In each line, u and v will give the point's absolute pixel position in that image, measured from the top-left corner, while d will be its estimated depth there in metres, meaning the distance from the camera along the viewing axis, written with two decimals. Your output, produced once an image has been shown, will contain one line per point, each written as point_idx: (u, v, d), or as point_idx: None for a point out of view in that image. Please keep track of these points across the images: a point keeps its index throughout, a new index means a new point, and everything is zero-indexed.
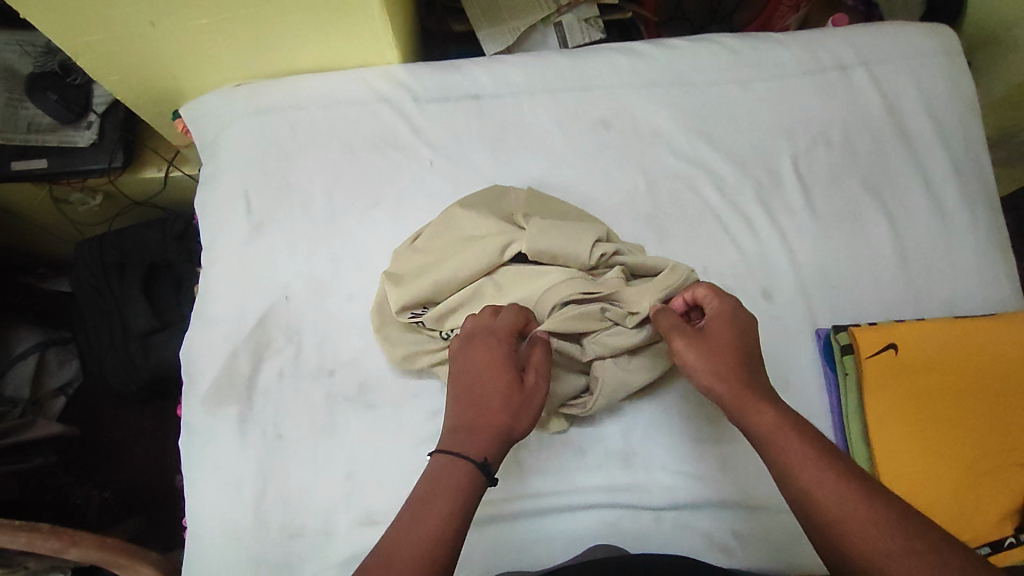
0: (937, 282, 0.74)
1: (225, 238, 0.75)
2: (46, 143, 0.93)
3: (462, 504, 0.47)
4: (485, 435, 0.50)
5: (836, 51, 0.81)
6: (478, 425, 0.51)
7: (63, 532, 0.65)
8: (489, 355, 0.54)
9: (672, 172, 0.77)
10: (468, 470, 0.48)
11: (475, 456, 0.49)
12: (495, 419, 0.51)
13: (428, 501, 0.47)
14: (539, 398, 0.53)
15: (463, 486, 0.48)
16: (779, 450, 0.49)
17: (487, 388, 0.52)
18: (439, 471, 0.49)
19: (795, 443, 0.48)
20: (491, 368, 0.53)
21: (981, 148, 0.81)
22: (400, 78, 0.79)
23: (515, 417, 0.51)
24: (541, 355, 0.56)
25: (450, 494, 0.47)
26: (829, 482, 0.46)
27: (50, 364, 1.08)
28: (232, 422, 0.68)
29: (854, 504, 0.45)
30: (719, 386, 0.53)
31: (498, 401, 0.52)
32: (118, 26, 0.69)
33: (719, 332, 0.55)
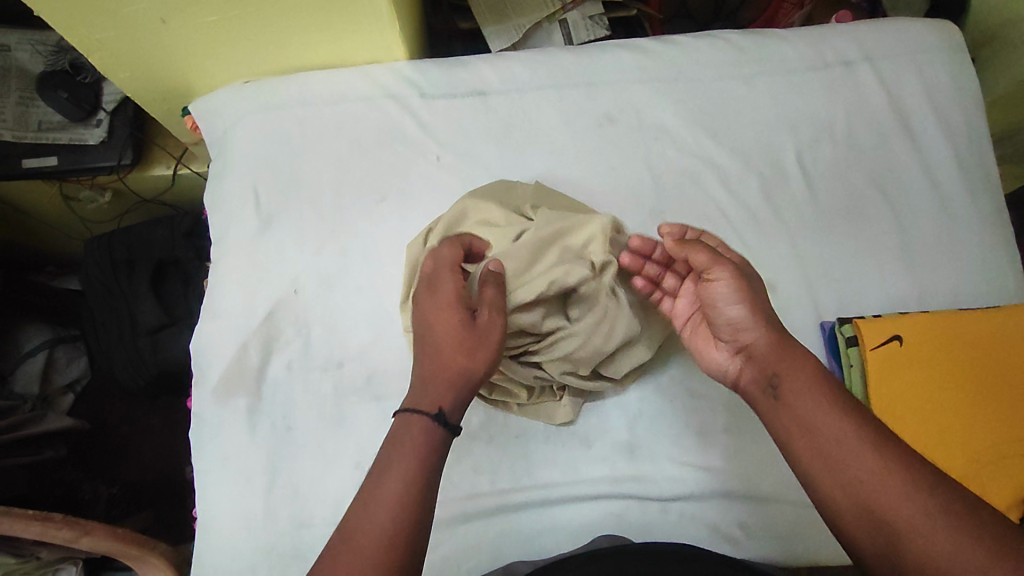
0: (942, 275, 0.75)
1: (235, 232, 0.76)
2: (56, 141, 0.94)
3: (427, 454, 0.50)
4: (441, 383, 0.52)
5: (840, 46, 0.82)
6: (435, 375, 0.53)
7: (75, 522, 0.66)
8: (438, 304, 0.57)
9: (677, 167, 0.77)
10: (425, 423, 0.51)
11: (430, 408, 0.51)
12: (448, 365, 0.53)
13: (391, 458, 0.49)
14: (494, 333, 0.55)
15: (424, 438, 0.50)
16: (795, 396, 0.52)
17: (439, 338, 0.55)
18: (399, 428, 0.51)
19: (806, 390, 0.52)
20: (442, 317, 0.56)
21: (986, 141, 0.81)
22: (407, 74, 0.80)
23: (467, 358, 0.54)
24: (493, 292, 0.58)
25: (413, 449, 0.49)
26: (835, 426, 0.50)
27: (59, 362, 1.09)
28: (242, 414, 0.69)
29: (844, 451, 0.49)
30: (754, 333, 0.57)
31: (450, 347, 0.54)
32: (130, 24, 0.70)
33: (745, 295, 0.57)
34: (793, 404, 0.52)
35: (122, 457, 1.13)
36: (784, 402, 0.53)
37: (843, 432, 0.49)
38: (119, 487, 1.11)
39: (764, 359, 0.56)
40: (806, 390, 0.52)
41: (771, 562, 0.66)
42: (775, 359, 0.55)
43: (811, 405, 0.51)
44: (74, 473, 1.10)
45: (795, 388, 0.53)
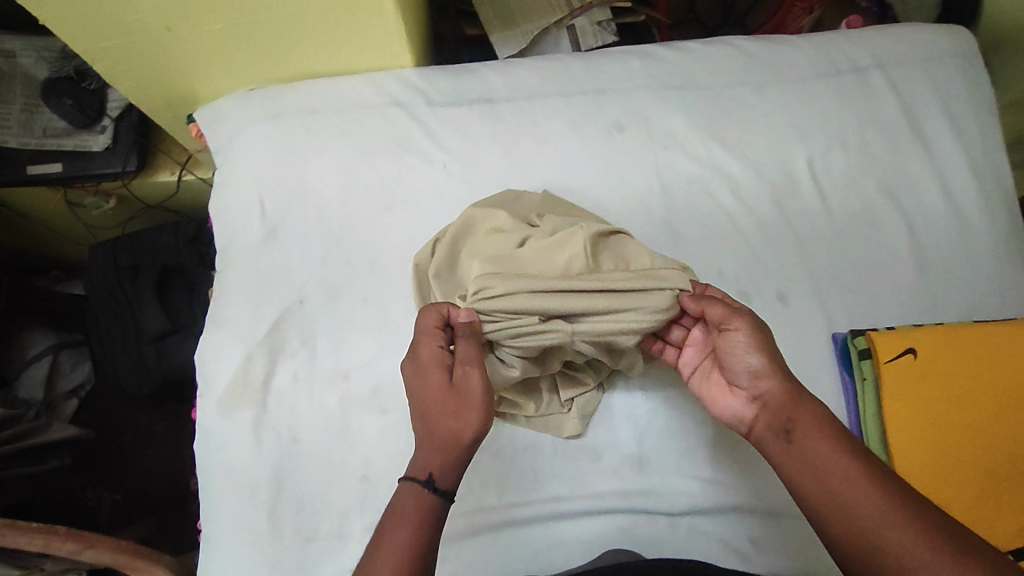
0: (956, 285, 0.74)
1: (240, 242, 0.75)
2: (61, 147, 0.93)
3: (423, 524, 0.50)
4: (430, 449, 0.53)
5: (852, 53, 0.81)
6: (425, 441, 0.54)
7: (79, 534, 0.65)
8: (418, 368, 0.57)
9: (687, 176, 0.76)
10: (418, 492, 0.51)
11: (420, 474, 0.52)
12: (435, 434, 0.53)
13: (380, 529, 0.50)
14: (474, 389, 0.54)
15: (414, 506, 0.51)
16: (814, 433, 0.51)
17: (423, 406, 0.55)
18: (395, 500, 0.52)
19: (833, 448, 0.50)
20: (425, 383, 0.56)
21: (1000, 149, 0.80)
22: (414, 82, 0.79)
23: (451, 423, 0.53)
24: (468, 347, 0.56)
25: (400, 519, 0.50)
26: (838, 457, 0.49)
27: (63, 366, 1.08)
28: (247, 426, 0.68)
29: (858, 487, 0.47)
30: (771, 379, 0.54)
31: (437, 414, 0.54)
32: (134, 31, 0.69)
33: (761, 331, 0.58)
34: (826, 471, 0.49)
35: (125, 463, 1.13)
36: (817, 463, 0.50)
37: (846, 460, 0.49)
38: (122, 494, 1.10)
39: (780, 405, 0.53)
40: (824, 423, 0.51)
41: None
42: (790, 406, 0.53)
43: (826, 441, 0.50)
44: (78, 479, 1.10)
45: (826, 457, 0.49)
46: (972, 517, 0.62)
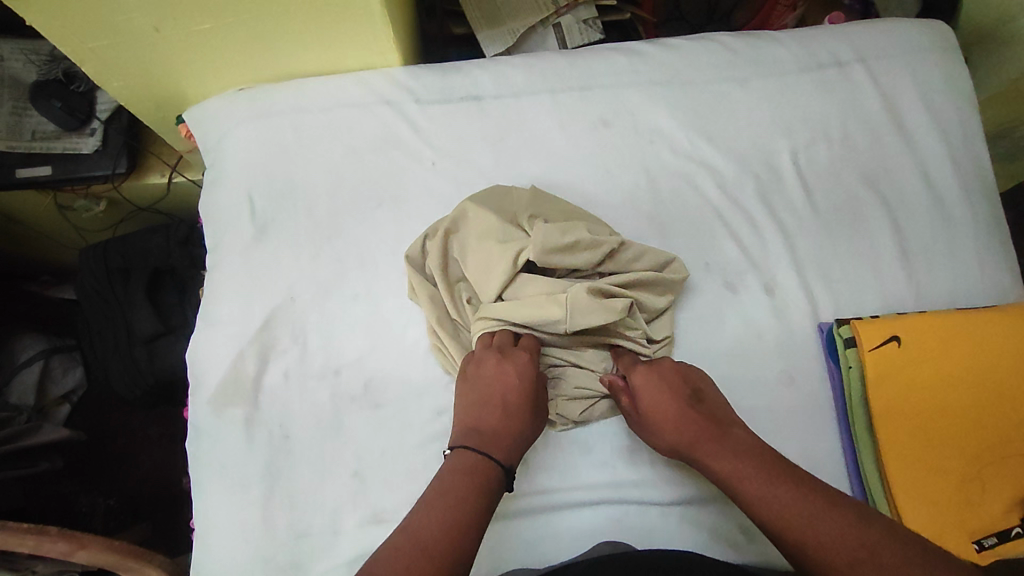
0: (938, 274, 0.75)
1: (229, 241, 0.75)
2: (49, 150, 0.93)
3: (491, 500, 0.54)
4: (509, 441, 0.59)
5: (834, 48, 0.82)
6: (504, 431, 0.59)
7: (72, 535, 0.65)
8: (520, 367, 0.63)
9: (673, 170, 0.77)
10: (495, 471, 0.56)
11: (502, 459, 0.57)
12: (517, 430, 0.60)
13: (461, 493, 0.53)
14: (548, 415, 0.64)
15: (491, 483, 0.55)
16: (706, 456, 0.57)
17: (512, 399, 0.61)
18: (471, 467, 0.55)
19: (753, 481, 0.53)
20: (521, 383, 0.62)
21: (980, 140, 0.81)
22: (401, 80, 0.79)
23: (531, 430, 0.61)
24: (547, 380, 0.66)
25: (482, 492, 0.54)
26: (730, 466, 0.55)
27: (55, 372, 1.08)
28: (238, 424, 0.68)
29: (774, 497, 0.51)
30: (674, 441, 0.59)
31: (522, 414, 0.61)
32: (123, 33, 0.69)
33: (646, 405, 0.62)
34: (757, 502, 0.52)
35: (118, 469, 1.12)
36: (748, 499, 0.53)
37: (733, 468, 0.55)
38: (116, 499, 1.09)
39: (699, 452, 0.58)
40: (714, 443, 0.57)
41: (772, 566, 0.65)
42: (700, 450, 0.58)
43: (720, 456, 0.56)
44: (70, 486, 1.07)
45: (752, 490, 0.53)
46: (956, 499, 0.63)
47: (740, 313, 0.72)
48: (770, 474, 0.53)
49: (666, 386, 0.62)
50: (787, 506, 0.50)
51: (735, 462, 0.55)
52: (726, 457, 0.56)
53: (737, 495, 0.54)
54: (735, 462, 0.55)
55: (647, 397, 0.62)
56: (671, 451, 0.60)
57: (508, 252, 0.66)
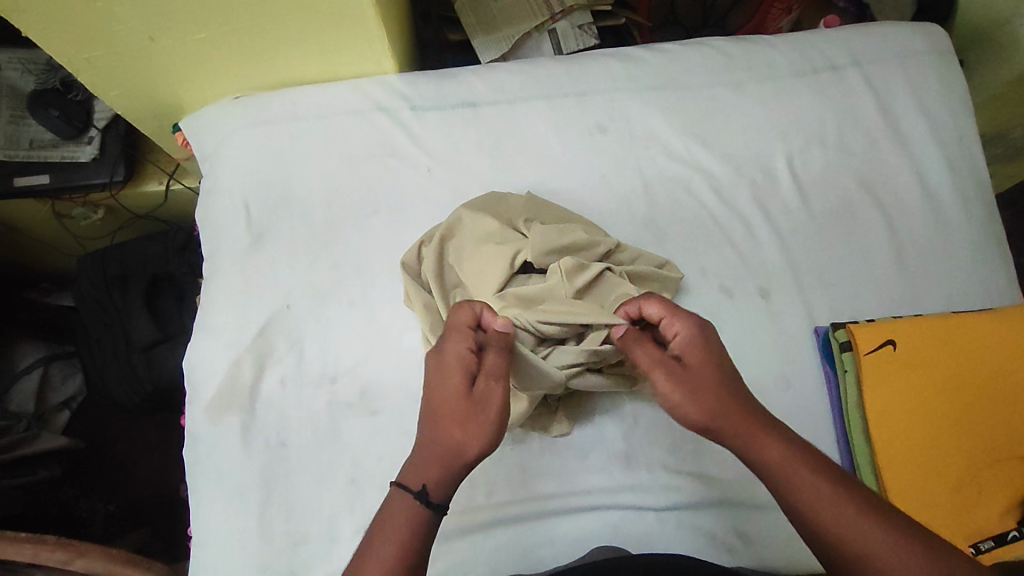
0: (934, 277, 0.75)
1: (226, 249, 0.76)
2: (48, 159, 0.94)
3: (412, 536, 0.49)
4: (431, 458, 0.51)
5: (829, 51, 0.82)
6: (426, 448, 0.52)
7: (69, 544, 0.65)
8: (441, 362, 0.54)
9: (669, 175, 0.77)
10: (410, 502, 0.50)
11: (414, 485, 0.50)
12: (439, 441, 0.51)
13: (372, 537, 0.49)
14: (491, 405, 0.51)
15: (406, 516, 0.49)
16: (753, 437, 0.51)
17: (433, 405, 0.53)
18: (388, 504, 0.51)
19: (810, 484, 0.49)
20: (443, 382, 0.53)
21: (975, 142, 0.81)
22: (396, 87, 0.80)
23: (460, 435, 0.51)
24: (496, 359, 0.54)
25: (396, 530, 0.49)
26: (781, 457, 0.50)
27: (54, 379, 1.08)
28: (235, 432, 0.69)
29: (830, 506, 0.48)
30: (716, 418, 0.52)
31: (445, 421, 0.51)
32: (118, 42, 0.70)
33: (698, 365, 0.54)
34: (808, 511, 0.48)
35: (117, 476, 1.12)
36: (799, 505, 0.49)
37: (788, 462, 0.50)
38: (116, 504, 1.09)
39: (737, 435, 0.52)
40: (763, 426, 0.52)
41: (769, 570, 0.65)
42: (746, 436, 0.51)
43: (772, 443, 0.51)
44: (71, 491, 1.09)
45: (806, 496, 0.49)
46: (953, 503, 0.63)
47: (736, 318, 0.72)
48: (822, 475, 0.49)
49: (721, 353, 0.54)
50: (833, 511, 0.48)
51: (787, 457, 0.50)
52: (777, 448, 0.51)
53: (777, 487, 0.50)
54: (787, 456, 0.50)
55: (695, 355, 0.54)
56: (709, 417, 0.52)
57: (506, 254, 0.67)
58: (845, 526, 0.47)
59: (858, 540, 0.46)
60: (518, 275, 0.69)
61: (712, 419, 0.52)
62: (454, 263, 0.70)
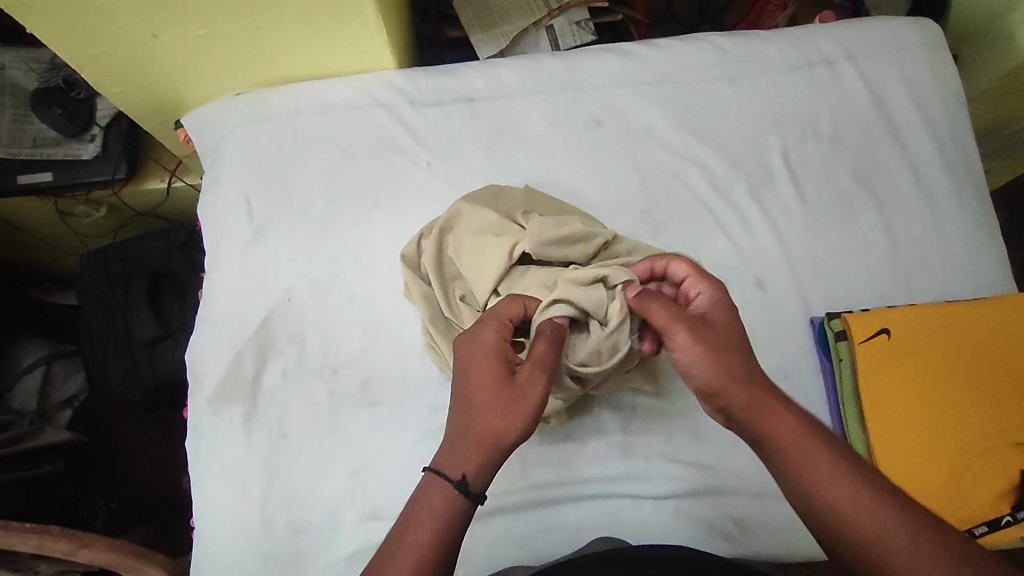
0: (927, 268, 0.76)
1: (227, 243, 0.76)
2: (51, 156, 0.95)
3: (450, 523, 0.49)
4: (470, 445, 0.51)
5: (823, 46, 0.83)
6: (465, 433, 0.52)
7: (73, 534, 0.66)
8: (478, 351, 0.54)
9: (665, 168, 0.78)
10: (446, 489, 0.50)
11: (452, 474, 0.50)
12: (480, 427, 0.51)
13: (408, 524, 0.49)
14: (534, 394, 0.52)
15: (445, 503, 0.50)
16: (767, 407, 0.51)
17: (473, 391, 0.53)
18: (421, 492, 0.51)
19: (821, 461, 0.48)
20: (481, 368, 0.53)
21: (968, 135, 0.82)
22: (396, 83, 0.81)
23: (501, 423, 0.51)
24: (546, 349, 0.55)
25: (432, 519, 0.49)
26: (793, 430, 0.50)
27: (57, 376, 1.09)
28: (237, 423, 0.69)
29: (836, 487, 0.47)
30: (733, 389, 0.52)
31: (485, 408, 0.52)
32: (121, 38, 0.70)
33: (719, 325, 0.54)
34: (815, 491, 0.47)
35: (119, 472, 1.13)
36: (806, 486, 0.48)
37: (802, 435, 0.49)
38: (117, 503, 1.09)
39: (751, 407, 0.51)
40: (774, 399, 0.52)
41: (767, 558, 0.66)
42: (760, 410, 0.51)
43: (784, 414, 0.51)
44: (72, 490, 1.07)
45: (813, 478, 0.48)
46: (948, 489, 0.63)
47: None
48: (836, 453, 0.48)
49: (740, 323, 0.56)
50: (834, 495, 0.47)
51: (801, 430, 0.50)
52: (790, 420, 0.50)
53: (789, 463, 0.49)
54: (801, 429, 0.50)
55: (719, 319, 0.55)
56: (724, 378, 0.52)
57: (504, 246, 0.67)
58: (854, 499, 0.46)
59: (867, 528, 0.45)
60: (517, 266, 0.68)
61: (726, 379, 0.52)
62: (452, 254, 0.70)
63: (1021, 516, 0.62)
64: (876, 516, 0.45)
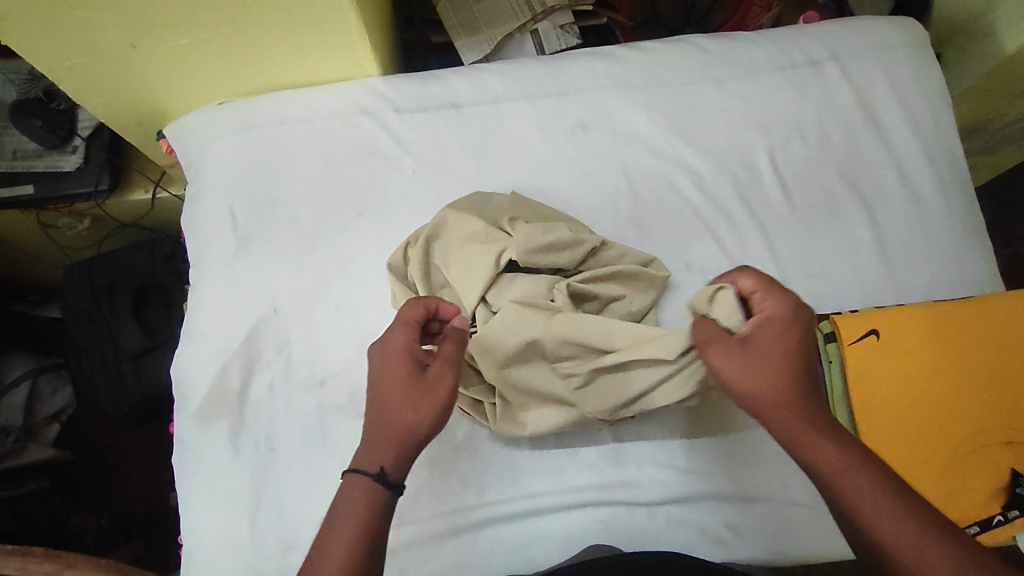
0: (916, 267, 0.76)
1: (212, 254, 0.75)
2: (32, 169, 0.93)
3: (372, 515, 0.49)
4: (386, 444, 0.51)
5: (807, 46, 0.83)
6: (382, 434, 0.52)
7: (57, 555, 0.64)
8: (388, 357, 0.55)
9: (652, 171, 0.78)
10: (366, 485, 0.50)
11: (371, 468, 0.50)
12: (397, 428, 0.52)
13: (329, 532, 0.48)
14: (444, 387, 0.53)
15: (365, 501, 0.49)
16: (802, 434, 0.51)
17: (388, 393, 0.53)
18: (339, 494, 0.50)
19: (860, 484, 0.48)
20: (389, 373, 0.54)
21: (952, 131, 0.82)
22: (379, 89, 0.80)
23: (411, 419, 0.52)
24: (452, 347, 0.55)
25: (355, 516, 0.48)
26: (834, 458, 0.49)
27: (43, 392, 1.06)
28: (225, 438, 0.68)
29: (878, 512, 0.47)
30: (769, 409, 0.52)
31: (397, 405, 0.52)
32: (99, 49, 0.69)
33: (765, 340, 0.54)
34: (853, 508, 0.48)
35: (108, 487, 1.11)
36: (847, 503, 0.48)
37: (837, 463, 0.49)
38: (108, 518, 1.09)
39: (789, 423, 0.52)
40: (810, 423, 0.51)
41: (760, 562, 0.66)
42: (799, 427, 0.51)
43: (818, 438, 0.50)
44: (61, 504, 1.09)
45: (855, 497, 0.48)
46: (941, 490, 0.64)
47: None
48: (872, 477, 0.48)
49: (795, 340, 0.54)
50: (873, 510, 0.47)
51: (842, 454, 0.49)
52: (827, 446, 0.50)
53: (825, 487, 0.50)
54: (843, 456, 0.49)
55: (765, 332, 0.54)
56: (755, 396, 0.53)
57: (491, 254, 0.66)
58: (885, 526, 0.46)
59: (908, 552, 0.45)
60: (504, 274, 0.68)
61: (761, 401, 0.52)
62: (440, 263, 0.69)
63: (1014, 516, 0.62)
64: (911, 542, 0.45)
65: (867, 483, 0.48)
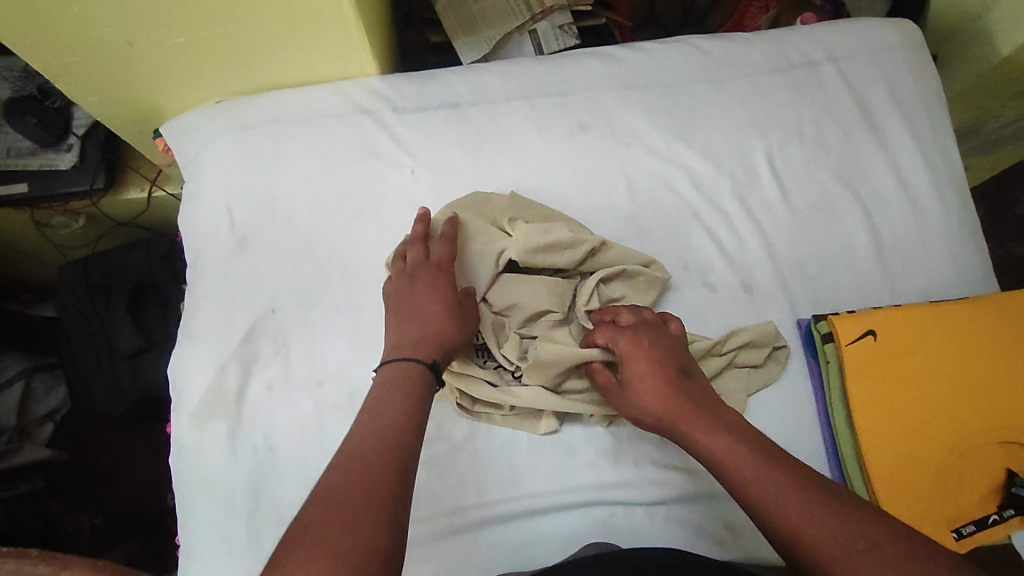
0: (912, 268, 0.76)
1: (209, 254, 0.75)
2: (26, 167, 0.93)
3: (423, 390, 0.56)
4: (433, 344, 0.60)
5: (804, 48, 0.84)
6: (427, 336, 0.60)
7: (52, 557, 0.64)
8: (429, 280, 0.64)
9: (650, 172, 0.78)
10: (422, 369, 0.57)
11: (426, 359, 0.58)
12: (442, 335, 0.61)
13: (384, 402, 0.54)
14: (474, 315, 0.65)
15: (420, 379, 0.57)
16: (697, 429, 0.56)
17: (429, 309, 0.62)
18: (396, 374, 0.56)
19: (753, 473, 0.51)
20: (429, 294, 0.63)
21: (948, 133, 0.82)
22: (378, 89, 0.80)
23: (449, 330, 0.62)
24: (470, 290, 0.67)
25: (409, 390, 0.55)
26: (726, 453, 0.53)
27: (37, 391, 1.06)
28: (222, 438, 0.68)
29: (776, 497, 0.49)
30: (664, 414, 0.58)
31: (439, 317, 0.62)
32: (97, 48, 0.69)
33: (640, 358, 0.60)
34: (748, 496, 0.51)
35: (105, 488, 1.11)
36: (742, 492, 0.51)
37: (725, 454, 0.53)
38: (103, 518, 1.07)
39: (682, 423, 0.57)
40: (700, 421, 0.56)
41: (757, 561, 0.66)
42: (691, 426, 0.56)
43: (706, 432, 0.55)
44: (55, 505, 1.07)
45: (747, 484, 0.51)
46: (936, 490, 0.64)
47: (719, 311, 0.73)
48: (763, 461, 0.52)
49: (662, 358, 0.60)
50: (774, 497, 0.49)
51: (730, 447, 0.53)
52: (718, 438, 0.54)
53: (725, 478, 0.53)
54: (734, 445, 0.53)
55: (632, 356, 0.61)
56: (650, 410, 0.59)
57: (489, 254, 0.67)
58: (786, 510, 0.49)
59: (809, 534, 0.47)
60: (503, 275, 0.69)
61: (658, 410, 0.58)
62: None
63: (1008, 514, 0.63)
64: (810, 524, 0.48)
65: (759, 474, 0.51)
